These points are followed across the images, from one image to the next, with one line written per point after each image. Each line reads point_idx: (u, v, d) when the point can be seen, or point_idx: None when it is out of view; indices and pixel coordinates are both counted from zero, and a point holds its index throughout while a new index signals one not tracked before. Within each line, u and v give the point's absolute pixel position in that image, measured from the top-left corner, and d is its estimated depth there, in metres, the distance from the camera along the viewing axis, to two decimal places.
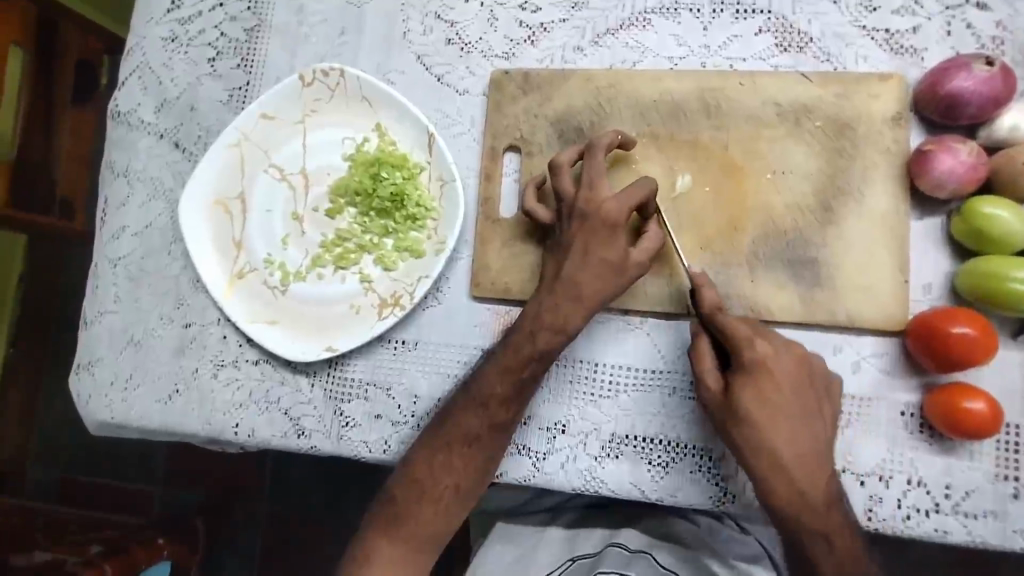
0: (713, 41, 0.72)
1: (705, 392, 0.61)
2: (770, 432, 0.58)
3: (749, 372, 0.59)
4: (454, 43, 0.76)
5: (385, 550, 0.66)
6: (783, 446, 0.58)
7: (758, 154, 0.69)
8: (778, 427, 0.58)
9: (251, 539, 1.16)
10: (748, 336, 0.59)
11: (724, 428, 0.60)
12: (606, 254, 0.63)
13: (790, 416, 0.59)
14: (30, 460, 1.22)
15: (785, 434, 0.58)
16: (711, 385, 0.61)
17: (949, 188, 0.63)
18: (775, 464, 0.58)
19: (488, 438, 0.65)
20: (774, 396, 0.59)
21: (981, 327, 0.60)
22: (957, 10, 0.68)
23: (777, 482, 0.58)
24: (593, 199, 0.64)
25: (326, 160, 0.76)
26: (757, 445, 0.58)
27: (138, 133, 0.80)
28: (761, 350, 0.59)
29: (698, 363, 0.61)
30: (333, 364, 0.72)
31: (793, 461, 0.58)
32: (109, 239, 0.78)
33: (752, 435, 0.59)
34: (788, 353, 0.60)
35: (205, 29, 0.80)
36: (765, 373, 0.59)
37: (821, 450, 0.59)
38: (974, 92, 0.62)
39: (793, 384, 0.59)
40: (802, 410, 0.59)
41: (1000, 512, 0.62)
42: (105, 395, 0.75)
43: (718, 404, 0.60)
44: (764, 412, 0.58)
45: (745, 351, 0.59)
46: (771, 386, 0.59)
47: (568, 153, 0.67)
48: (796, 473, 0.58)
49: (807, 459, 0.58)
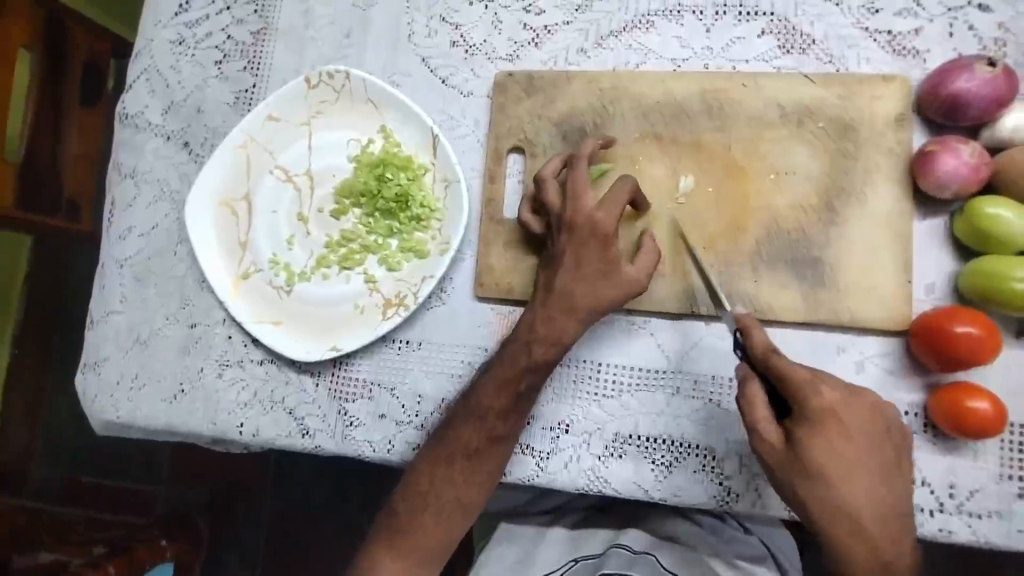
0: (715, 43, 0.72)
1: (764, 447, 0.58)
2: (845, 492, 0.56)
3: (816, 424, 0.56)
4: (459, 46, 0.77)
5: (390, 564, 0.66)
6: (862, 506, 0.56)
7: (761, 155, 0.69)
8: (852, 484, 0.56)
9: (251, 538, 1.16)
10: (813, 383, 0.57)
11: (792, 486, 0.57)
12: (599, 264, 0.64)
13: (866, 472, 0.56)
14: (33, 460, 1.22)
15: (863, 499, 0.56)
16: (774, 439, 0.58)
17: (953, 189, 0.64)
18: (854, 527, 0.56)
19: (487, 449, 0.65)
20: (848, 451, 0.56)
21: (985, 326, 0.60)
22: (959, 12, 0.68)
23: (855, 544, 0.56)
24: (578, 211, 0.64)
25: (331, 161, 0.76)
26: (833, 505, 0.56)
27: (145, 135, 0.80)
28: (829, 398, 0.56)
29: (755, 415, 0.58)
30: (337, 364, 0.73)
31: (873, 522, 0.56)
32: (116, 240, 0.79)
33: (826, 494, 0.56)
34: (859, 402, 0.57)
35: (211, 32, 0.81)
36: (834, 425, 0.56)
37: (898, 506, 0.57)
38: (976, 94, 0.63)
39: (865, 435, 0.57)
40: (877, 467, 0.57)
41: (1005, 512, 0.62)
42: (112, 394, 0.75)
43: (782, 459, 0.57)
44: (837, 469, 0.56)
45: (812, 401, 0.56)
46: (841, 439, 0.56)
47: (552, 164, 0.68)
48: (875, 533, 0.56)
49: (886, 518, 0.56)
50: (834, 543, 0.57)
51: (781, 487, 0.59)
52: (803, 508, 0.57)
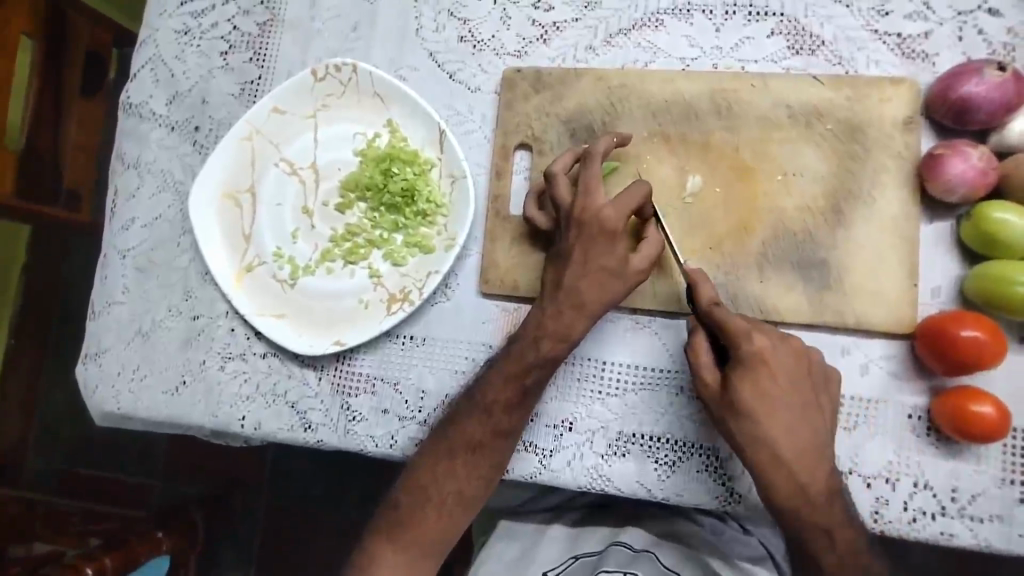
0: (725, 43, 0.72)
1: (702, 387, 0.61)
2: (769, 428, 0.59)
3: (747, 365, 0.59)
4: (467, 41, 0.76)
5: (390, 558, 0.66)
6: (783, 438, 0.59)
7: (769, 156, 0.69)
8: (777, 421, 0.59)
9: (249, 532, 1.16)
10: (747, 330, 0.59)
11: (723, 422, 0.60)
12: (607, 260, 0.64)
13: (792, 412, 0.59)
14: (29, 451, 1.22)
15: (783, 431, 0.59)
16: (710, 380, 0.61)
17: (960, 193, 0.64)
18: (776, 460, 0.59)
19: (492, 443, 0.65)
20: (773, 388, 0.59)
21: (989, 330, 0.60)
22: (968, 16, 0.68)
23: (776, 476, 0.59)
24: (589, 207, 0.64)
25: (337, 155, 0.76)
26: (757, 441, 0.59)
27: (149, 125, 0.80)
28: (759, 342, 0.59)
29: (696, 359, 0.61)
30: (341, 359, 0.72)
31: (794, 455, 0.58)
32: (119, 230, 0.78)
33: (751, 430, 0.59)
34: (786, 345, 0.60)
35: (217, 23, 0.80)
36: (764, 368, 0.59)
37: (822, 445, 0.59)
38: (985, 98, 0.63)
39: (793, 379, 0.59)
40: (801, 404, 0.59)
41: (1006, 516, 0.62)
42: (113, 385, 0.75)
43: (717, 398, 0.60)
44: (765, 408, 0.59)
45: (744, 346, 0.59)
46: (770, 380, 0.59)
47: (563, 158, 0.67)
48: (796, 466, 0.58)
49: (808, 453, 0.58)
50: (757, 475, 0.59)
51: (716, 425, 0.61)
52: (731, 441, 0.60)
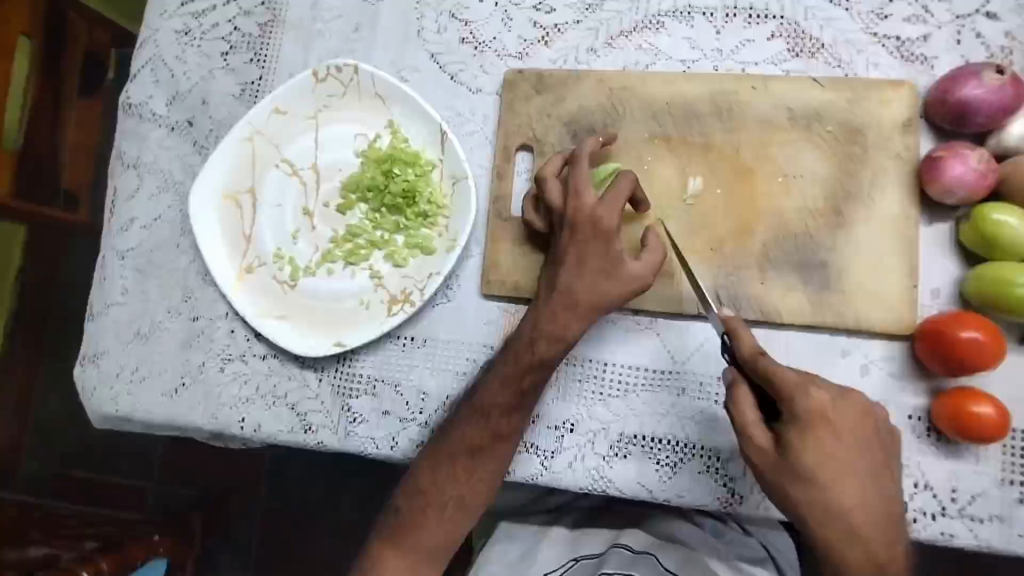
0: (725, 45, 0.73)
1: (755, 450, 0.58)
2: (837, 495, 0.55)
3: (805, 426, 0.56)
4: (468, 42, 0.77)
5: (392, 561, 0.66)
6: (853, 507, 0.55)
7: (769, 158, 0.69)
8: (844, 487, 0.56)
9: (246, 536, 1.15)
10: (802, 385, 0.56)
11: (784, 490, 0.57)
12: (601, 261, 0.63)
13: (858, 475, 0.56)
14: (24, 454, 1.21)
15: (853, 499, 0.55)
16: (764, 444, 0.58)
17: (959, 195, 0.64)
18: (848, 531, 0.55)
19: (491, 447, 0.65)
20: (837, 450, 0.56)
21: (989, 331, 0.61)
22: (967, 19, 0.69)
23: (850, 547, 0.55)
24: (580, 208, 0.64)
25: (338, 156, 0.76)
26: (826, 509, 0.55)
27: (149, 125, 0.79)
28: (819, 399, 0.56)
29: (744, 418, 0.59)
30: (341, 360, 0.72)
31: (866, 524, 0.55)
32: (118, 231, 0.78)
33: (819, 498, 0.55)
34: (845, 401, 0.58)
35: (218, 24, 0.80)
36: (825, 428, 0.56)
37: (890, 509, 0.57)
38: (983, 101, 0.63)
39: (856, 438, 0.57)
40: (866, 467, 0.57)
41: (1006, 516, 0.62)
42: (111, 386, 0.75)
43: (774, 463, 0.57)
44: (831, 473, 0.55)
45: (801, 402, 0.56)
46: (832, 441, 0.56)
47: (552, 162, 0.68)
48: (870, 537, 0.55)
49: (879, 520, 0.56)
50: (828, 547, 0.56)
51: (773, 493, 0.58)
52: (793, 510, 0.57)
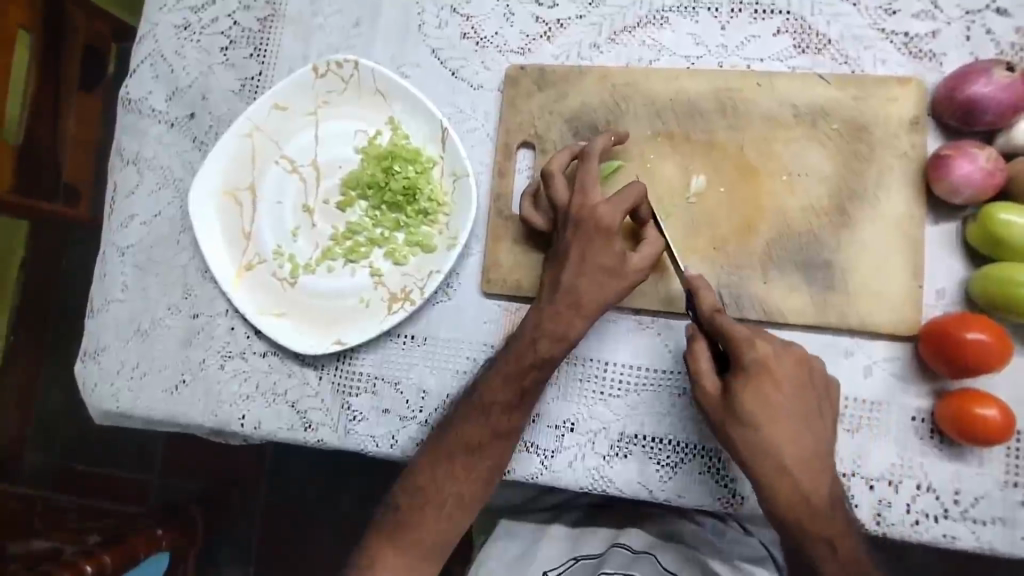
0: (730, 41, 0.72)
1: (702, 395, 0.61)
2: (772, 435, 0.58)
3: (749, 373, 0.59)
4: (469, 37, 0.76)
5: (392, 560, 0.66)
6: (786, 448, 0.58)
7: (774, 156, 0.69)
8: (779, 429, 0.58)
9: (248, 529, 1.16)
10: (749, 338, 0.59)
11: (723, 431, 0.60)
12: (604, 259, 0.63)
13: (794, 420, 0.59)
14: (27, 447, 1.21)
15: (787, 439, 0.58)
16: (711, 390, 0.60)
17: (966, 194, 0.63)
18: (779, 468, 0.58)
19: (491, 446, 0.65)
20: (776, 395, 0.58)
21: (993, 331, 0.60)
22: (977, 15, 0.68)
23: (781, 484, 0.58)
24: (585, 206, 0.64)
25: (338, 152, 0.75)
26: (760, 448, 0.58)
27: (149, 121, 0.79)
28: (762, 349, 0.59)
29: (697, 367, 0.61)
30: (341, 358, 0.72)
31: (796, 463, 0.58)
32: (118, 228, 0.78)
33: (755, 438, 0.58)
34: (788, 352, 0.60)
35: (217, 18, 0.80)
36: (767, 376, 0.59)
37: (824, 454, 0.59)
38: (992, 99, 0.62)
39: (796, 388, 0.59)
40: (804, 412, 0.59)
41: (1009, 519, 0.62)
42: (112, 383, 0.75)
43: (719, 406, 0.60)
44: (768, 416, 0.58)
45: (748, 353, 0.59)
46: (772, 388, 0.58)
47: (560, 157, 0.67)
48: (799, 476, 0.58)
49: (810, 462, 0.58)
50: (760, 483, 0.59)
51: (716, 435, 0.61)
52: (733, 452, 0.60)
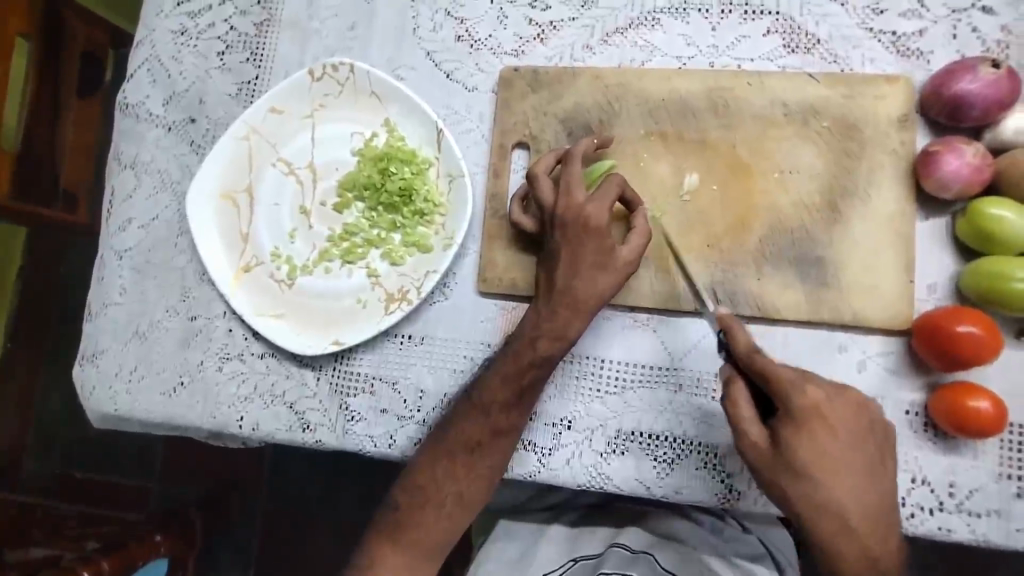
0: (721, 41, 0.73)
1: (752, 448, 0.58)
2: (831, 488, 0.56)
3: (800, 422, 0.57)
4: (464, 40, 0.77)
5: (392, 559, 0.66)
6: (849, 504, 0.56)
7: (766, 154, 0.69)
8: (841, 484, 0.56)
9: (247, 535, 1.16)
10: (798, 383, 0.57)
11: (777, 484, 0.58)
12: (593, 257, 0.64)
13: (851, 469, 0.57)
14: (25, 455, 1.21)
15: (849, 495, 0.56)
16: (759, 440, 0.58)
17: (955, 189, 0.64)
18: (842, 523, 0.56)
19: (491, 443, 0.65)
20: (833, 446, 0.56)
21: (984, 325, 0.60)
22: (963, 14, 0.69)
23: (840, 537, 0.57)
24: (570, 205, 0.64)
25: (335, 155, 0.76)
26: (820, 503, 0.56)
27: (146, 125, 0.80)
28: (815, 396, 0.57)
29: (740, 417, 0.58)
30: (339, 358, 0.72)
31: (861, 520, 0.56)
32: (116, 231, 0.78)
33: (815, 491, 0.56)
34: (841, 397, 0.58)
35: (214, 23, 0.80)
36: (819, 424, 0.56)
37: (884, 502, 0.58)
38: (979, 95, 0.63)
39: (849, 435, 0.57)
40: (864, 463, 0.57)
41: (1004, 511, 0.62)
42: (110, 386, 0.75)
43: (772, 460, 0.57)
44: (825, 467, 0.56)
45: (799, 403, 0.56)
46: (827, 437, 0.56)
47: (545, 160, 0.68)
48: (860, 529, 0.56)
49: (873, 516, 0.57)
50: (823, 543, 0.57)
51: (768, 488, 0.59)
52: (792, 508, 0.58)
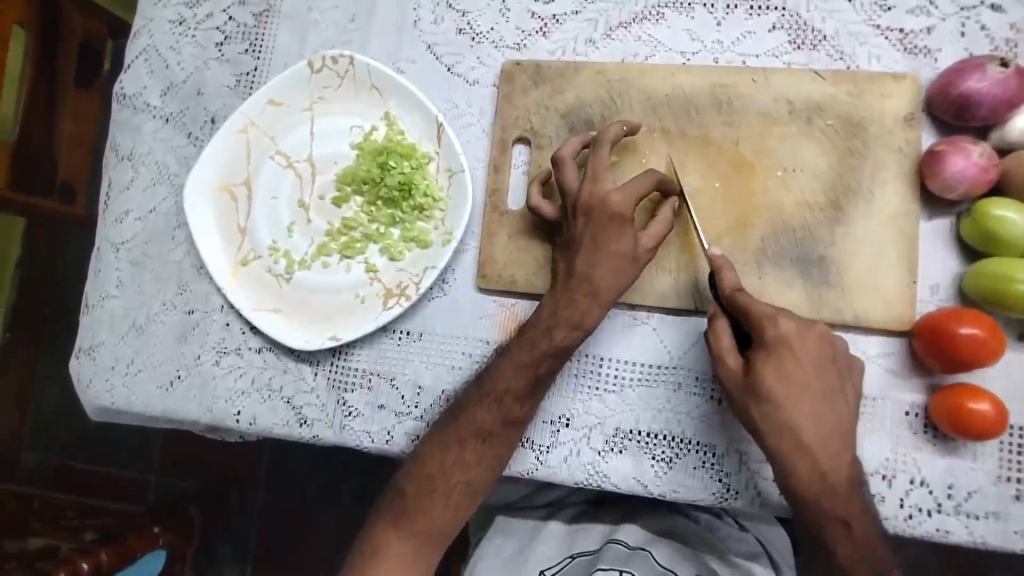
0: (726, 37, 0.72)
1: (724, 372, 0.60)
2: (790, 412, 0.57)
3: (773, 349, 0.58)
4: (465, 33, 0.76)
5: (396, 545, 0.66)
6: (805, 424, 0.57)
7: (769, 151, 0.69)
8: (801, 408, 0.57)
9: (246, 527, 1.16)
10: (772, 314, 0.58)
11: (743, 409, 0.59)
12: (618, 245, 0.63)
13: (816, 398, 0.58)
14: (24, 445, 1.21)
15: (808, 419, 0.57)
16: (732, 366, 0.59)
17: (961, 189, 0.63)
18: (798, 445, 0.57)
19: (501, 433, 0.65)
20: (799, 373, 0.57)
21: (988, 328, 0.60)
22: (971, 11, 0.68)
23: (798, 460, 0.57)
24: (596, 192, 0.64)
25: (334, 148, 0.75)
26: (779, 426, 0.57)
27: (144, 117, 0.79)
28: (787, 327, 0.58)
29: (720, 343, 0.60)
30: (337, 353, 0.72)
31: (816, 441, 0.57)
32: (113, 223, 0.78)
33: (773, 415, 0.57)
34: (814, 331, 0.59)
35: (213, 14, 0.79)
36: (790, 351, 0.58)
37: (843, 430, 0.58)
38: (987, 94, 0.62)
39: (817, 363, 0.58)
40: (825, 391, 0.58)
41: (1002, 514, 0.62)
42: (107, 379, 0.74)
43: (739, 384, 0.59)
44: (789, 392, 0.57)
45: (770, 330, 0.58)
46: (795, 366, 0.57)
47: (572, 144, 0.67)
48: (818, 454, 0.57)
49: (831, 439, 0.57)
50: (777, 461, 0.58)
51: (735, 410, 0.60)
52: (754, 431, 0.59)
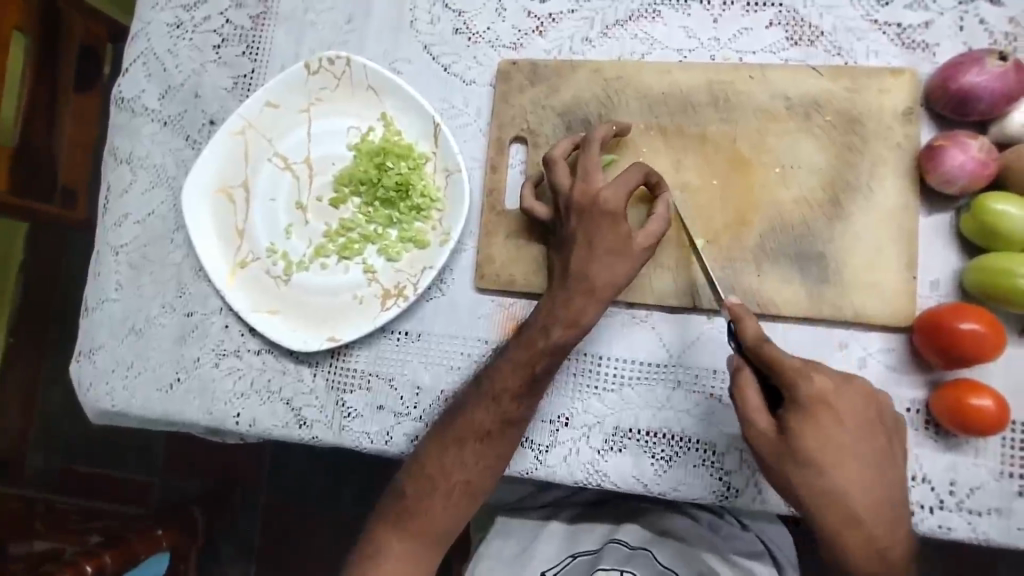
0: (723, 33, 0.71)
1: (759, 438, 0.58)
2: (835, 477, 0.56)
3: (809, 412, 0.56)
4: (462, 32, 0.75)
5: (396, 546, 0.66)
6: (852, 490, 0.56)
7: (767, 148, 0.68)
8: (845, 474, 0.56)
9: (249, 528, 1.16)
10: (803, 370, 0.56)
11: (785, 476, 0.57)
12: (610, 242, 0.63)
13: (860, 457, 0.56)
14: (28, 448, 1.22)
15: (854, 486, 0.56)
16: (766, 430, 0.57)
17: (960, 184, 0.63)
18: (847, 515, 0.56)
19: (499, 432, 0.65)
20: (839, 436, 0.56)
21: (989, 323, 0.59)
22: (969, 5, 0.67)
23: (847, 530, 0.56)
24: (587, 191, 0.64)
25: (330, 149, 0.75)
26: (825, 493, 0.56)
27: (142, 120, 0.79)
28: (821, 386, 0.56)
29: (749, 406, 0.58)
30: (335, 354, 0.72)
31: (866, 508, 0.56)
32: (112, 227, 0.78)
33: (817, 481, 0.56)
34: (848, 387, 0.57)
35: (210, 16, 0.80)
36: (826, 412, 0.56)
37: (889, 492, 0.57)
38: (986, 87, 0.62)
39: (855, 423, 0.57)
40: (870, 452, 0.57)
41: (1004, 510, 0.61)
42: (106, 382, 0.75)
43: (777, 448, 0.57)
44: (831, 458, 0.56)
45: (804, 390, 0.56)
46: (834, 425, 0.56)
47: (562, 145, 0.67)
48: (869, 521, 0.56)
49: (879, 503, 0.56)
50: (825, 530, 0.57)
51: (772, 475, 0.59)
52: (794, 496, 0.58)
